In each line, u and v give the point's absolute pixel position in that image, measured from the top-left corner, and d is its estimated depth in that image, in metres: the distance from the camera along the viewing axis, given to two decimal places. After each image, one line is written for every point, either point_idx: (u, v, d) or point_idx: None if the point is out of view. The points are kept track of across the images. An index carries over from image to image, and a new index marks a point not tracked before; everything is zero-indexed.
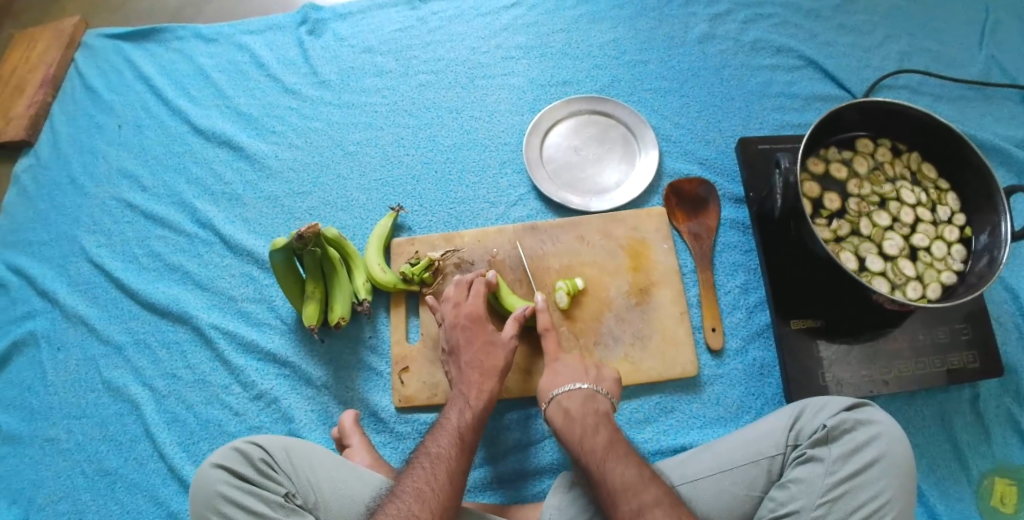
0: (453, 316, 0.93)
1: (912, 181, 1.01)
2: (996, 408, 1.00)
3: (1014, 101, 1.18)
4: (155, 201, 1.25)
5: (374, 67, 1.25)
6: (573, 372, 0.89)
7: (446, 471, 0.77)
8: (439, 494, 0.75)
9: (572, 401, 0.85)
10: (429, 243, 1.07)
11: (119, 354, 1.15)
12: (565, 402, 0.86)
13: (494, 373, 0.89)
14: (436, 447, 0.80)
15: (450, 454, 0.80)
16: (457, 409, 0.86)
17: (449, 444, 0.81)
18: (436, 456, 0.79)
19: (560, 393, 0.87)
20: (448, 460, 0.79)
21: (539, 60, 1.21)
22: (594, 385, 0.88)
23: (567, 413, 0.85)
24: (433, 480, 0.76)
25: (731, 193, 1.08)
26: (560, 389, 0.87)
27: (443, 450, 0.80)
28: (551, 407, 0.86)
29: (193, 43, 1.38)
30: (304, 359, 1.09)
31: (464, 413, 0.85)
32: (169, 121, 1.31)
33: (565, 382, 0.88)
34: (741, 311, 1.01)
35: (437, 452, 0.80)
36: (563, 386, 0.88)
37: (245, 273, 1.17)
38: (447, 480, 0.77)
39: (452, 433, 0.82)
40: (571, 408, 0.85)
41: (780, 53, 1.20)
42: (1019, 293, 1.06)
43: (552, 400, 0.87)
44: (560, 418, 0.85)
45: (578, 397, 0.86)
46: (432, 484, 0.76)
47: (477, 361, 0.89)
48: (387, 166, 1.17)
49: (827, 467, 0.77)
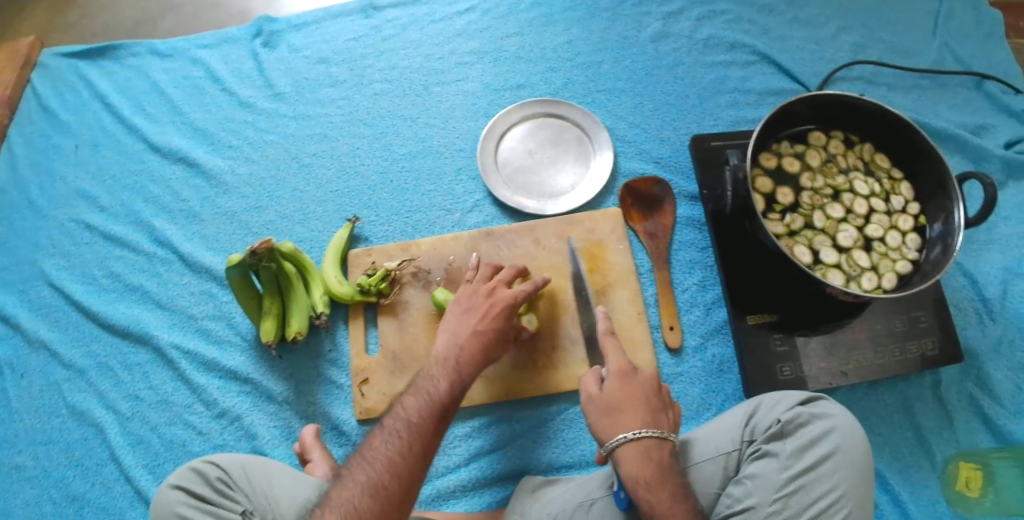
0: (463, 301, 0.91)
1: (865, 171, 1.01)
2: (958, 393, 0.99)
3: (969, 88, 1.19)
4: (114, 220, 1.24)
5: (328, 78, 1.24)
6: (644, 409, 0.79)
7: (419, 440, 0.76)
8: (407, 463, 0.74)
9: (661, 451, 0.76)
10: (386, 253, 1.06)
11: (82, 378, 1.13)
12: (656, 450, 0.76)
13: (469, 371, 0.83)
14: (384, 453, 0.74)
15: (398, 462, 0.74)
16: (415, 406, 0.79)
17: (397, 451, 0.74)
18: (413, 424, 0.77)
19: (645, 436, 0.76)
20: (394, 469, 0.73)
21: (493, 65, 1.20)
22: (671, 433, 0.78)
23: (657, 464, 0.75)
24: (404, 449, 0.75)
25: (686, 190, 1.08)
26: (648, 431, 0.76)
27: (390, 457, 0.74)
28: (631, 448, 0.75)
29: (149, 59, 1.37)
30: (264, 375, 1.09)
31: (420, 410, 0.78)
32: (127, 139, 1.30)
33: (648, 425, 0.77)
34: (699, 308, 1.01)
35: (385, 460, 0.74)
36: (648, 429, 0.77)
37: (205, 291, 1.16)
38: (391, 491, 0.72)
39: (405, 436, 0.76)
40: (660, 458, 0.75)
41: (733, 49, 1.20)
42: (977, 278, 1.04)
43: (634, 440, 0.76)
44: (644, 466, 0.74)
45: (666, 449, 0.76)
46: (403, 453, 0.74)
47: (450, 358, 0.84)
48: (343, 177, 1.16)
49: (781, 462, 0.76)
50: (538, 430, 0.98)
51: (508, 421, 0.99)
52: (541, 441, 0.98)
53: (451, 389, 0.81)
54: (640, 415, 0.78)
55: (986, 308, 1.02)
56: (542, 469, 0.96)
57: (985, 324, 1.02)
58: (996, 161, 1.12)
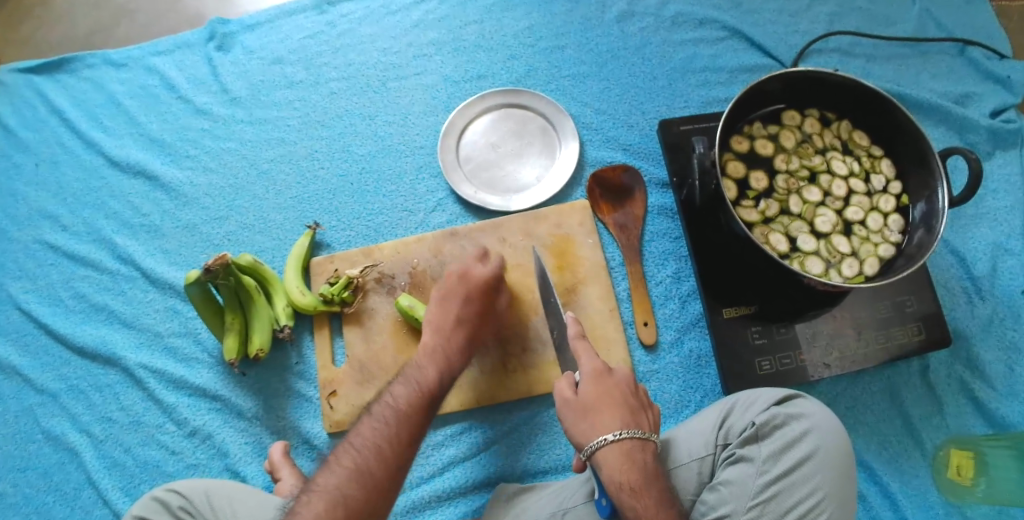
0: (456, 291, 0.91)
1: (843, 151, 0.96)
2: (948, 377, 0.95)
3: (952, 56, 1.13)
4: (77, 239, 1.21)
5: (284, 79, 1.20)
6: (622, 409, 0.73)
7: (407, 428, 0.74)
8: (394, 451, 0.72)
9: (645, 454, 0.71)
10: (349, 260, 1.03)
11: (54, 402, 1.10)
12: (638, 452, 0.70)
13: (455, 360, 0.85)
14: (372, 439, 0.72)
15: (385, 448, 0.72)
16: (403, 395, 0.78)
17: (386, 439, 0.73)
18: (400, 412, 0.75)
19: (627, 438, 0.71)
20: (382, 456, 0.71)
21: (453, 55, 1.16)
22: (651, 434, 0.73)
23: (640, 466, 0.70)
24: (393, 435, 0.73)
25: (657, 177, 1.04)
26: (630, 432, 0.71)
27: (378, 443, 0.72)
28: (612, 450, 0.70)
29: (104, 70, 1.32)
30: (233, 391, 1.06)
31: (407, 399, 0.77)
32: (85, 155, 1.26)
33: (629, 424, 0.72)
34: (674, 301, 0.97)
35: (374, 446, 0.72)
36: (630, 429, 0.72)
37: (170, 307, 1.13)
38: (379, 478, 0.69)
39: (395, 423, 0.74)
40: (643, 460, 0.70)
41: (702, 26, 1.15)
42: (965, 256, 1.00)
43: (615, 442, 0.70)
44: (628, 469, 0.69)
45: (649, 450, 0.72)
46: (391, 441, 0.72)
47: (432, 353, 0.84)
48: (302, 182, 1.12)
49: (757, 467, 0.72)
50: (511, 436, 0.95)
51: (479, 427, 0.95)
52: (514, 446, 0.94)
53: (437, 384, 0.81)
54: (621, 416, 0.73)
55: (975, 287, 0.98)
56: (517, 476, 0.93)
57: (973, 304, 0.97)
58: (982, 131, 1.07)
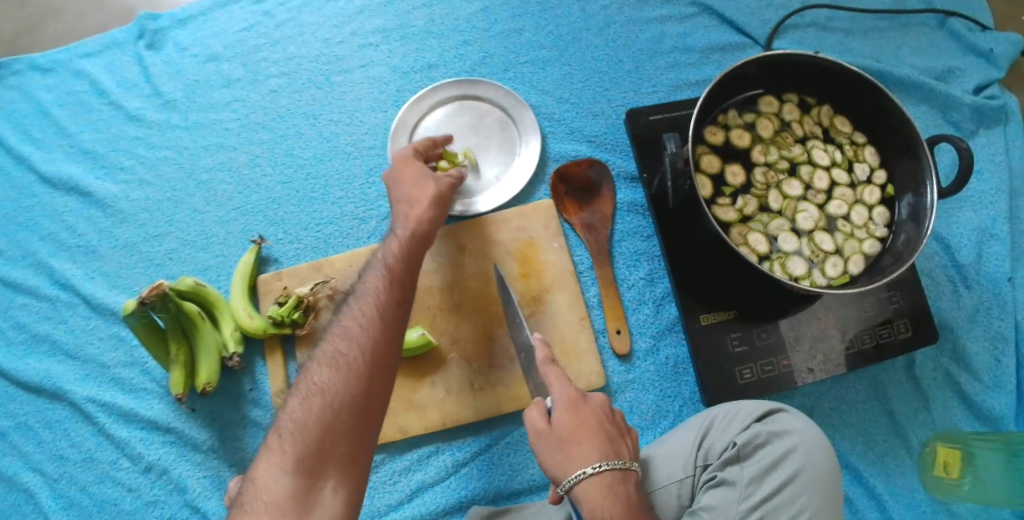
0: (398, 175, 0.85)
1: (824, 139, 0.90)
2: (934, 371, 0.90)
3: (932, 27, 1.06)
4: (10, 264, 1.11)
5: (220, 78, 1.10)
6: (600, 439, 0.68)
7: (372, 304, 0.72)
8: (366, 327, 0.70)
9: (628, 486, 0.66)
10: (298, 276, 0.95)
11: (1, 441, 1.03)
12: (620, 485, 0.65)
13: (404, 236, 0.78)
14: (340, 326, 0.70)
15: (354, 329, 0.69)
16: (367, 290, 0.74)
17: (354, 338, 0.69)
18: (363, 294, 0.73)
19: (608, 470, 0.65)
20: (357, 354, 0.67)
21: (400, 44, 1.07)
22: (632, 462, 0.68)
23: (624, 500, 0.64)
24: (359, 317, 0.71)
25: (625, 171, 0.97)
26: (610, 463, 0.66)
27: (346, 327, 0.70)
28: (593, 483, 0.65)
29: (29, 76, 1.21)
30: (186, 422, 0.99)
31: (374, 288, 0.73)
32: (14, 171, 1.16)
33: (609, 455, 0.67)
34: (648, 305, 0.91)
35: (343, 333, 0.70)
36: (610, 459, 0.66)
37: (114, 334, 1.06)
38: (359, 375, 0.66)
39: (364, 317, 0.70)
40: (626, 493, 0.65)
41: (668, 2, 1.07)
42: (949, 243, 0.94)
43: (597, 474, 0.65)
44: (611, 503, 0.64)
45: (632, 481, 0.66)
46: (358, 319, 0.70)
47: (394, 233, 0.80)
48: (244, 191, 1.03)
49: (740, 492, 0.67)
50: (481, 457, 0.89)
51: (446, 449, 0.90)
52: (486, 468, 0.89)
53: (402, 261, 0.77)
54: (600, 445, 0.67)
55: (959, 275, 0.93)
56: (490, 499, 0.87)
57: (958, 293, 0.92)
58: (965, 109, 1.00)
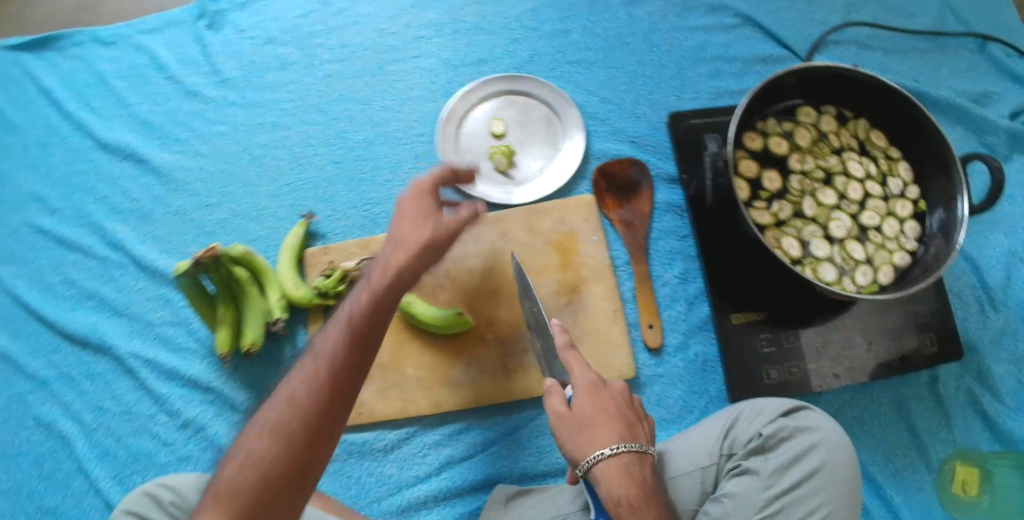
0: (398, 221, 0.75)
1: (859, 152, 0.92)
2: (957, 390, 0.90)
3: (970, 51, 1.06)
4: (65, 224, 1.17)
5: (277, 60, 1.14)
6: (619, 424, 0.71)
7: (324, 363, 0.63)
8: (312, 390, 0.62)
9: (643, 467, 0.69)
10: (345, 252, 0.99)
11: (46, 389, 1.09)
12: (636, 467, 0.68)
13: (382, 287, 0.68)
14: (290, 383, 0.64)
15: (300, 392, 0.62)
16: (324, 344, 0.65)
17: (294, 405, 0.62)
18: (320, 347, 0.65)
19: (625, 452, 0.68)
20: (294, 425, 0.61)
21: (452, 38, 1.10)
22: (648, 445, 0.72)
23: (639, 481, 0.68)
24: (309, 377, 0.63)
25: (665, 172, 0.99)
26: (627, 446, 0.69)
27: (293, 385, 0.63)
28: (610, 465, 0.68)
29: (92, 48, 1.27)
30: (226, 384, 1.04)
31: (328, 345, 0.64)
32: (74, 136, 1.22)
33: (626, 437, 0.70)
34: (680, 303, 0.93)
35: (291, 393, 0.63)
36: (626, 442, 0.69)
37: (161, 295, 1.10)
38: (291, 448, 0.60)
39: (308, 379, 0.63)
40: (640, 475, 0.68)
41: (715, 11, 1.09)
42: (979, 263, 0.95)
43: (614, 457, 0.68)
44: (627, 485, 0.67)
45: (648, 463, 0.70)
46: (307, 380, 0.63)
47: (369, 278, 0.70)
48: (295, 168, 1.07)
49: (763, 481, 0.69)
50: (509, 438, 0.92)
51: (476, 427, 0.93)
52: (513, 449, 0.92)
53: (368, 312, 0.67)
54: (620, 428, 0.70)
55: (988, 296, 0.93)
56: (515, 478, 0.91)
57: (985, 314, 0.93)
58: (1001, 133, 1.00)
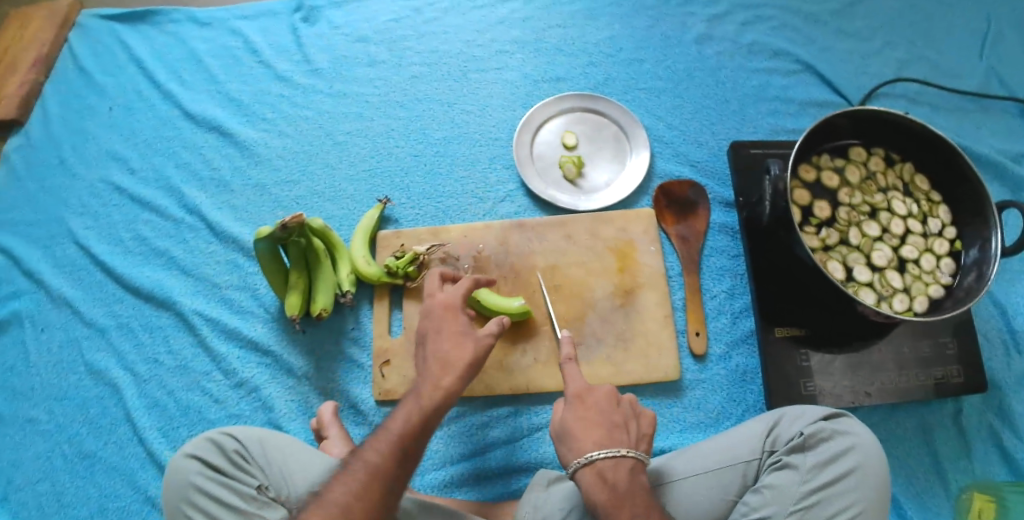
0: (428, 305, 0.85)
1: (904, 192, 0.99)
2: (979, 423, 0.97)
3: (1011, 115, 1.15)
4: (143, 185, 1.22)
5: (367, 57, 1.24)
6: (600, 432, 0.76)
7: (408, 434, 0.73)
8: (397, 456, 0.71)
9: (619, 473, 0.73)
10: (416, 237, 1.06)
11: (102, 336, 1.09)
12: (610, 472, 0.73)
13: (443, 372, 0.77)
14: (377, 447, 0.72)
15: (386, 457, 0.71)
16: (377, 443, 0.72)
17: (359, 494, 0.68)
18: (401, 419, 0.74)
19: (600, 458, 0.73)
20: (379, 483, 0.69)
21: (534, 55, 1.21)
22: (637, 452, 0.76)
23: (613, 486, 0.72)
24: (394, 443, 0.72)
25: (721, 196, 1.07)
26: (602, 453, 0.73)
27: (381, 450, 0.72)
28: (586, 472, 0.73)
29: (187, 26, 1.35)
30: (286, 348, 1.05)
31: (407, 419, 0.74)
32: (161, 104, 1.28)
33: (604, 444, 0.75)
34: (726, 316, 1.00)
35: (377, 455, 0.71)
36: (603, 448, 0.74)
37: (231, 260, 1.14)
38: (374, 502, 0.68)
39: (392, 446, 0.72)
40: (616, 480, 0.73)
41: (776, 57, 1.19)
42: (1007, 309, 1.03)
43: (587, 465, 0.73)
44: (601, 489, 0.72)
45: (625, 467, 0.73)
46: (393, 447, 0.72)
47: (437, 360, 0.79)
48: (376, 157, 1.16)
49: (801, 475, 0.74)
50: None
51: (524, 414, 0.98)
52: None
53: (443, 394, 0.76)
54: (602, 436, 0.75)
55: (1013, 340, 1.01)
56: (558, 465, 0.96)
57: (1010, 356, 1.00)
58: None
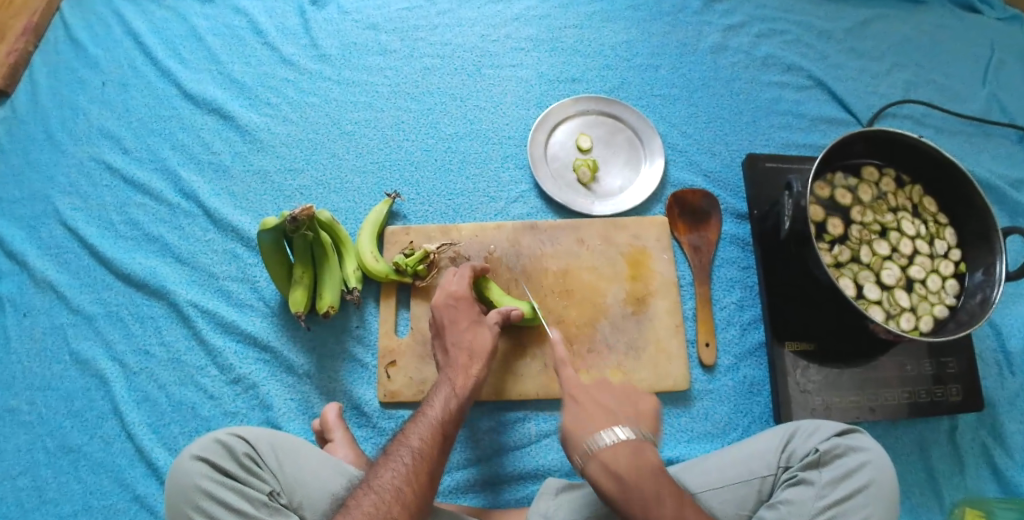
0: (441, 298, 0.91)
1: (912, 212, 1.00)
2: (972, 440, 0.99)
3: (1011, 141, 1.17)
4: (137, 164, 1.16)
5: (378, 46, 1.22)
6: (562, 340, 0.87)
7: (444, 419, 0.80)
8: (435, 440, 0.77)
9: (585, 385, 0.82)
10: (425, 234, 1.04)
11: (89, 325, 1.04)
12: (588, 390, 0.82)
13: (468, 362, 0.86)
14: (416, 433, 0.77)
15: (427, 441, 0.77)
16: (416, 432, 0.78)
17: (408, 478, 0.72)
18: (436, 408, 0.81)
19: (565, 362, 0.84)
20: (424, 463, 0.74)
21: (549, 55, 1.20)
22: None
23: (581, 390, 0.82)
24: (432, 428, 0.78)
25: (734, 208, 1.08)
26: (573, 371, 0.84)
27: (421, 435, 0.77)
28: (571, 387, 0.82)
29: (188, 2, 1.30)
30: (286, 344, 1.02)
31: (441, 408, 0.81)
32: (158, 82, 1.23)
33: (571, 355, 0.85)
34: (735, 327, 1.01)
35: (418, 441, 0.77)
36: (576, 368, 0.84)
37: (229, 250, 1.09)
38: (423, 482, 0.73)
39: (431, 431, 0.78)
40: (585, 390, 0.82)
41: (789, 71, 1.20)
42: (1002, 330, 1.06)
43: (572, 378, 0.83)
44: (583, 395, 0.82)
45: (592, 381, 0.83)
46: (431, 431, 0.78)
47: (460, 356, 0.87)
48: (384, 150, 1.13)
49: (817, 491, 0.75)
50: None
51: (533, 419, 0.97)
52: None
53: (468, 384, 0.85)
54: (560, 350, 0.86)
55: (1007, 361, 1.04)
56: (563, 472, 0.94)
57: (1003, 376, 1.03)
58: None
